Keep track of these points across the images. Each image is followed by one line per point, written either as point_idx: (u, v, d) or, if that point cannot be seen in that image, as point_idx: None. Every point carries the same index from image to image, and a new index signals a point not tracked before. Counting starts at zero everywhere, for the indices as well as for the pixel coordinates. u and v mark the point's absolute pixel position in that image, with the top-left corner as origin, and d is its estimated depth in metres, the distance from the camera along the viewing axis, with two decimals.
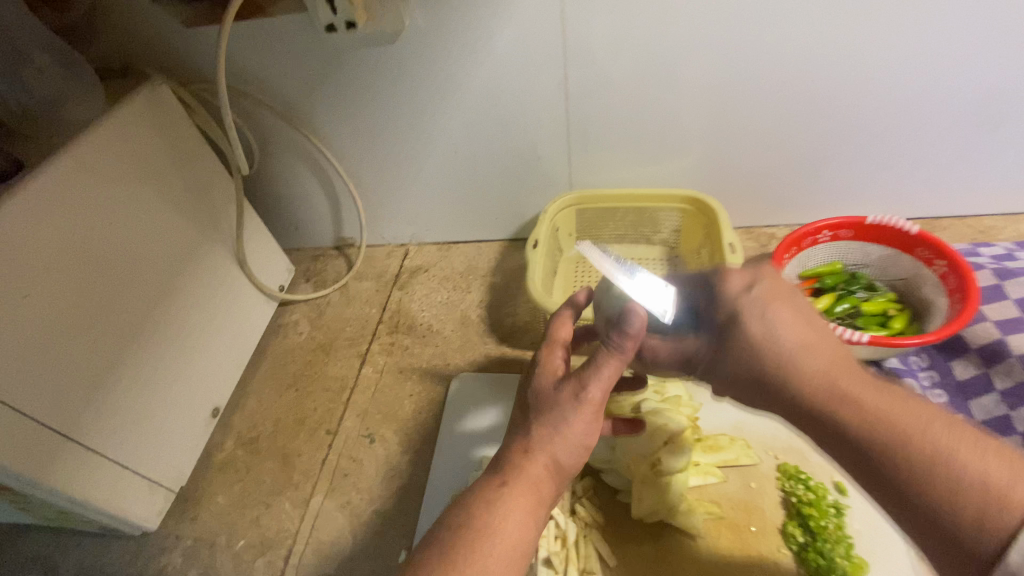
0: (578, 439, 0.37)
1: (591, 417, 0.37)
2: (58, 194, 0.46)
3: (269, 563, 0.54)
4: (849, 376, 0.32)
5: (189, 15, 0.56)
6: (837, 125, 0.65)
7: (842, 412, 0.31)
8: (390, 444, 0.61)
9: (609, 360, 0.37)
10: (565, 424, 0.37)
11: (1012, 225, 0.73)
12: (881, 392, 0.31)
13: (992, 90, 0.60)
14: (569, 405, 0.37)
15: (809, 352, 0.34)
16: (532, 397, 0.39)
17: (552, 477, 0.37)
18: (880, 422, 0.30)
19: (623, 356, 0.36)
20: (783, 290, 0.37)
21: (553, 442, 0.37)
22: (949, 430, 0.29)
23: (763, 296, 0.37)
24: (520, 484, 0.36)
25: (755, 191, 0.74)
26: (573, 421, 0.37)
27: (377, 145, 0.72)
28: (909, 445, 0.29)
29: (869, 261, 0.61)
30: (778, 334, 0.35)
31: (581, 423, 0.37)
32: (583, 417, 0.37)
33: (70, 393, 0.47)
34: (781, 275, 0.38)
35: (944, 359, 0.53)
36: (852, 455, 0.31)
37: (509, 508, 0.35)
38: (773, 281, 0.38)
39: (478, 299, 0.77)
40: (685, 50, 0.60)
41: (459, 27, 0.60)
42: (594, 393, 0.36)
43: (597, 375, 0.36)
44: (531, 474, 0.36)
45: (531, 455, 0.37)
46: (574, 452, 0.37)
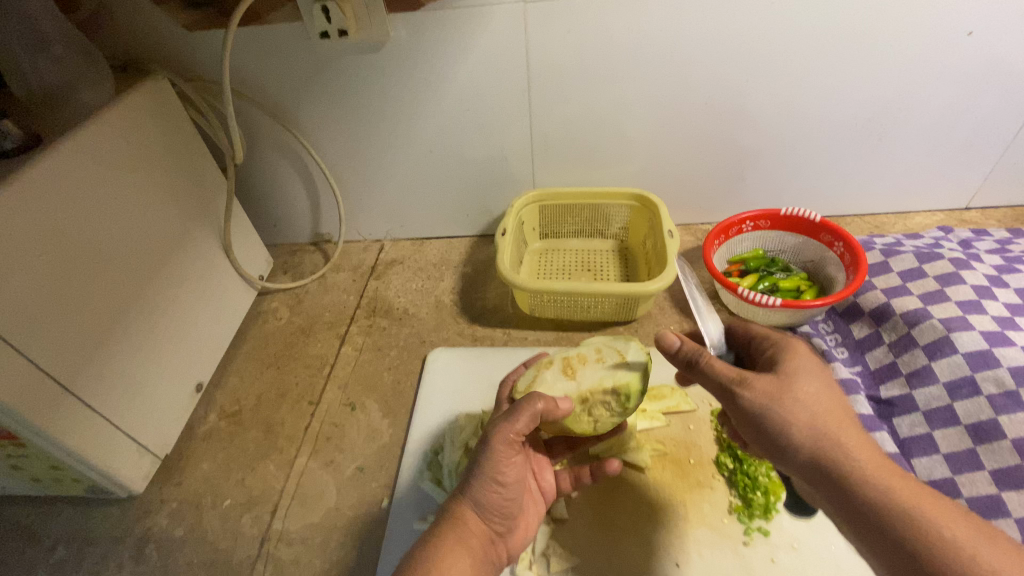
0: (494, 478, 0.44)
1: (507, 456, 0.45)
2: (58, 177, 0.52)
3: (256, 517, 0.59)
4: (883, 470, 0.37)
5: (192, 21, 0.64)
6: (755, 130, 0.76)
7: (873, 487, 0.37)
8: (370, 411, 0.68)
9: (520, 408, 0.45)
10: (487, 471, 0.45)
11: (900, 221, 0.87)
12: (909, 485, 0.36)
13: (883, 97, 0.72)
14: (484, 449, 0.45)
15: (850, 441, 0.38)
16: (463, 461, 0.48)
17: (482, 516, 0.45)
18: (913, 516, 0.35)
19: (529, 408, 0.45)
20: (817, 372, 0.41)
21: (475, 485, 0.45)
22: (965, 524, 0.35)
23: (795, 382, 0.40)
24: (451, 526, 0.43)
25: (691, 188, 0.85)
26: (495, 468, 0.45)
27: (357, 145, 0.79)
28: (938, 538, 0.34)
29: (785, 247, 0.76)
30: (821, 423, 0.38)
31: (497, 463, 0.44)
32: (499, 459, 0.44)
33: (74, 351, 0.53)
34: (812, 355, 0.41)
35: (845, 322, 0.67)
36: (881, 539, 0.36)
37: (440, 547, 0.42)
38: (807, 363, 0.41)
39: (450, 286, 0.84)
40: (630, 65, 0.69)
41: (439, 39, 0.67)
42: (503, 434, 0.44)
43: (510, 417, 0.45)
44: (461, 523, 0.44)
45: (459, 504, 0.45)
46: (495, 490, 0.45)
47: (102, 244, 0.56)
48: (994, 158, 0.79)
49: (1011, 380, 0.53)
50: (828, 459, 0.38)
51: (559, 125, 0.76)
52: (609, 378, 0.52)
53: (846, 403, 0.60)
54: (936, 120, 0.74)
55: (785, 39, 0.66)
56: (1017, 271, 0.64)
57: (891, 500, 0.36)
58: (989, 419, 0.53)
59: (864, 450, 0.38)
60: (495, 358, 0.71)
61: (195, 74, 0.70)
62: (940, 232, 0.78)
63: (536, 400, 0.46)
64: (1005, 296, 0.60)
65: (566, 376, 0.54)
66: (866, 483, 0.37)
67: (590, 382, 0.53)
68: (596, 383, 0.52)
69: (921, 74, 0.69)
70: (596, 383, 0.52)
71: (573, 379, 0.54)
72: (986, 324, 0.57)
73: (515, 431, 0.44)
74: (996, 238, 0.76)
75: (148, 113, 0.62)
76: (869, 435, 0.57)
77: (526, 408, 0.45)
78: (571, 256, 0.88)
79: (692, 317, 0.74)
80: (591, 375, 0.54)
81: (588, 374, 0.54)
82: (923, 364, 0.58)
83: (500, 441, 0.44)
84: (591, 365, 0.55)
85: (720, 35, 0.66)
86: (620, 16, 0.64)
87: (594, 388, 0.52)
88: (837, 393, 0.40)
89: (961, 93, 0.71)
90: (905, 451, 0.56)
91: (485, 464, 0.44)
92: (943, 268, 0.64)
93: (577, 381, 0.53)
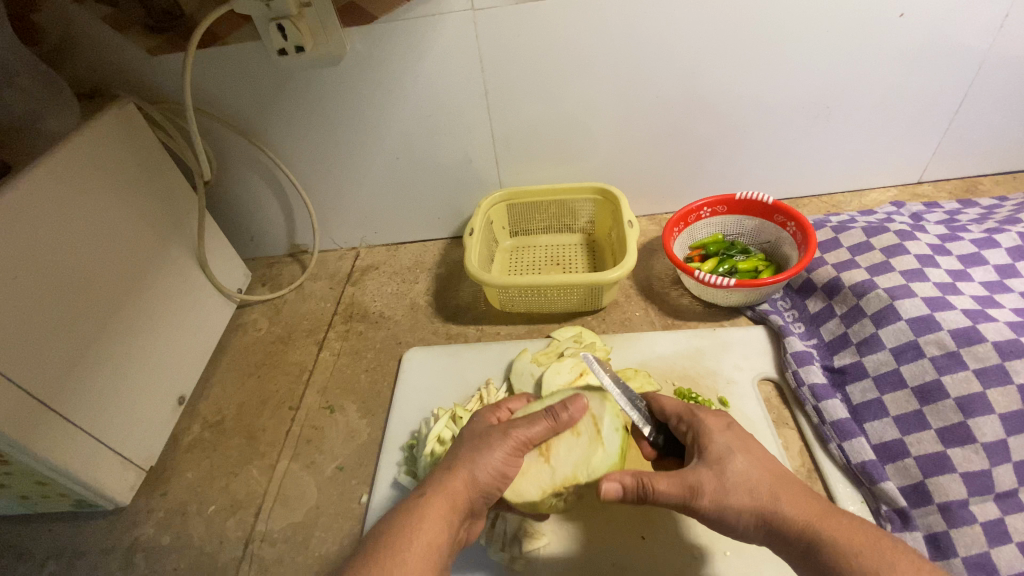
0: (498, 466, 0.47)
1: (513, 455, 0.49)
2: (29, 204, 0.54)
3: (240, 520, 0.62)
4: (814, 517, 0.41)
5: (155, 46, 0.67)
6: (709, 119, 0.79)
7: (819, 549, 0.39)
8: (349, 413, 0.70)
9: (543, 417, 0.51)
10: (489, 451, 0.47)
11: (855, 198, 0.90)
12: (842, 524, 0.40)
13: (828, 81, 0.75)
14: (499, 438, 0.48)
15: (776, 501, 0.42)
16: (467, 437, 0.51)
17: (472, 494, 0.46)
18: (853, 552, 0.38)
19: (552, 421, 0.50)
20: (732, 440, 0.46)
21: (476, 464, 0.47)
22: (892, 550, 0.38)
23: (715, 460, 0.44)
24: (441, 496, 0.45)
25: (652, 180, 0.87)
26: (496, 451, 0.48)
27: (325, 157, 0.81)
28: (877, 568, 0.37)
29: (744, 230, 0.79)
30: (746, 489, 0.43)
31: (505, 455, 0.48)
32: (508, 454, 0.48)
33: (55, 370, 0.55)
34: (719, 425, 0.47)
35: (802, 299, 0.70)
36: None
37: (429, 512, 0.43)
38: (719, 436, 0.46)
39: (424, 287, 0.86)
40: (581, 64, 0.72)
41: (397, 50, 0.69)
42: (520, 434, 0.49)
43: (531, 423, 0.50)
44: (451, 489, 0.45)
45: (454, 472, 0.46)
46: (491, 479, 0.47)
47: (78, 266, 0.58)
48: (939, 133, 0.82)
49: (951, 343, 0.55)
50: (775, 524, 0.42)
51: (519, 127, 0.79)
52: (584, 469, 0.53)
53: (801, 373, 0.62)
54: (880, 101, 0.77)
55: (728, 30, 0.69)
56: (959, 238, 0.67)
57: (841, 552, 0.39)
58: (933, 380, 0.55)
59: (801, 510, 0.41)
60: (468, 353, 0.74)
61: (162, 97, 0.72)
62: (892, 207, 0.80)
63: (560, 414, 0.51)
64: (948, 264, 0.63)
65: (542, 459, 0.54)
66: (817, 541, 0.40)
67: (566, 471, 0.53)
68: (572, 472, 0.53)
69: (861, 56, 0.72)
70: (570, 473, 0.53)
71: (549, 465, 0.54)
72: (927, 291, 0.60)
73: (529, 436, 0.49)
74: (945, 210, 0.79)
75: (117, 136, 0.65)
76: (822, 402, 0.60)
77: (549, 418, 0.50)
78: (541, 252, 0.90)
79: (656, 302, 0.77)
80: (567, 459, 0.54)
81: (564, 454, 0.54)
82: (871, 333, 0.61)
83: (514, 440, 0.49)
84: (565, 443, 0.55)
85: (666, 30, 0.68)
86: (567, 18, 0.67)
87: (569, 479, 0.53)
88: (762, 461, 0.44)
89: (901, 73, 0.74)
90: (857, 416, 0.58)
91: (496, 450, 0.48)
92: (889, 240, 0.67)
93: (554, 468, 0.53)
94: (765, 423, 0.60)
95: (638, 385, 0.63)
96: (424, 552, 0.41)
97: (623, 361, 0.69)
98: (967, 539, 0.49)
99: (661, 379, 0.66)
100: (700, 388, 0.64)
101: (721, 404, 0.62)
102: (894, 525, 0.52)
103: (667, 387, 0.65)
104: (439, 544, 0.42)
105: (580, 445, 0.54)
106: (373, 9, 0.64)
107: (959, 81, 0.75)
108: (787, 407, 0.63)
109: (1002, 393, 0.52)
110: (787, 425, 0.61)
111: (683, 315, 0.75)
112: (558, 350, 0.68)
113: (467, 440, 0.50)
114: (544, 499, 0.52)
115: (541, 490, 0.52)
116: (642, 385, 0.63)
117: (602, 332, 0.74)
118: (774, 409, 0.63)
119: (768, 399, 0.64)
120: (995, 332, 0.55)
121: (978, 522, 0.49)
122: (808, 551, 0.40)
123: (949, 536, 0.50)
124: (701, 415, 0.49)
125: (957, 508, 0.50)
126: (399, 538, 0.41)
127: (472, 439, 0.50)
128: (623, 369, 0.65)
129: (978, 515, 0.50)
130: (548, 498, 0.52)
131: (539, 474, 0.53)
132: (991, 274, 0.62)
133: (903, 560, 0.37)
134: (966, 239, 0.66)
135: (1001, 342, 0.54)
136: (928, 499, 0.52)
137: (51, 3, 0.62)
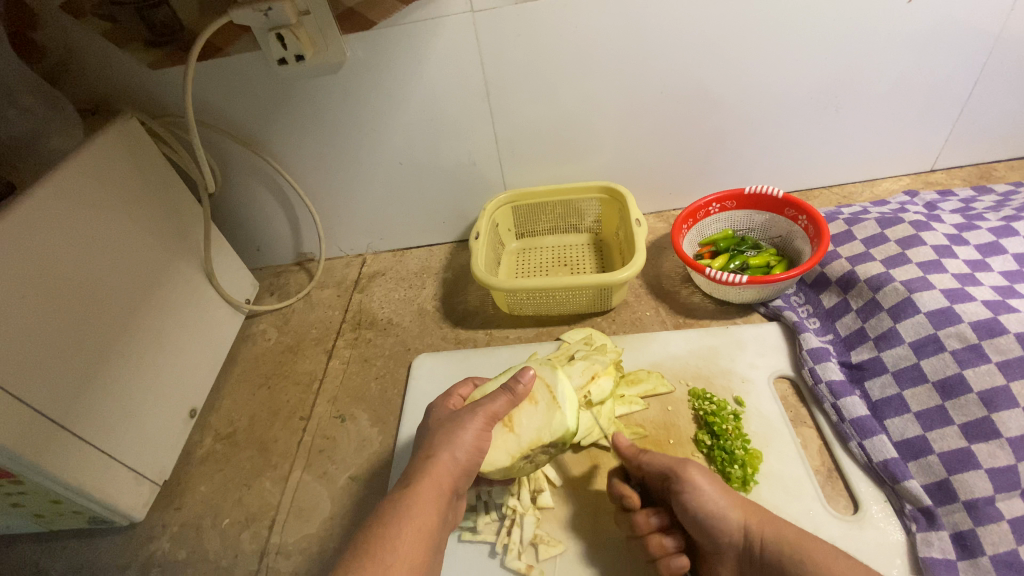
0: (473, 443, 0.48)
1: (486, 430, 0.50)
2: (35, 222, 0.54)
3: (255, 532, 0.62)
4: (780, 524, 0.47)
5: (156, 59, 0.67)
6: (716, 112, 0.77)
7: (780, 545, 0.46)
8: (360, 421, 0.70)
9: (502, 392, 0.51)
10: (461, 430, 0.48)
11: (867, 188, 0.88)
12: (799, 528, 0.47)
13: (837, 70, 0.73)
14: (469, 417, 0.49)
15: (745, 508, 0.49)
16: (438, 420, 0.51)
17: (454, 475, 0.47)
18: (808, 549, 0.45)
19: (513, 392, 0.51)
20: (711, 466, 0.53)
21: (452, 447, 0.47)
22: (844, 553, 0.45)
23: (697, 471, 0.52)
24: (424, 482, 0.45)
25: (659, 177, 0.86)
26: (467, 428, 0.48)
27: (328, 164, 0.81)
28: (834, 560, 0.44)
29: (754, 225, 0.78)
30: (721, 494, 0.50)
31: (478, 432, 0.48)
32: (480, 429, 0.49)
33: (65, 388, 0.54)
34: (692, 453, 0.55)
35: (816, 294, 0.69)
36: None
37: (415, 502, 0.44)
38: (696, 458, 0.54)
39: (432, 293, 0.86)
40: (583, 62, 0.71)
41: (396, 55, 0.68)
42: (487, 410, 0.50)
43: (493, 398, 0.51)
44: (432, 472, 0.45)
45: (432, 456, 0.46)
46: (470, 456, 0.48)
47: (86, 283, 0.58)
48: (952, 119, 0.80)
49: (973, 335, 0.54)
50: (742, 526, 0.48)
51: (522, 127, 0.78)
52: (546, 430, 0.53)
53: (817, 370, 0.61)
54: (890, 89, 0.76)
55: (733, 22, 0.67)
56: (977, 228, 0.65)
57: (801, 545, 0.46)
58: (954, 374, 0.54)
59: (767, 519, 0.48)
60: (478, 358, 0.73)
61: (165, 110, 0.72)
62: (906, 196, 0.78)
63: (516, 387, 0.51)
64: (965, 254, 0.62)
65: (507, 429, 0.54)
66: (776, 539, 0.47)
67: (530, 435, 0.53)
68: (536, 436, 0.53)
69: (871, 42, 0.70)
70: (535, 437, 0.53)
71: (513, 432, 0.54)
72: (945, 283, 0.59)
73: (496, 409, 0.50)
74: (960, 198, 0.77)
75: (120, 151, 0.64)
76: (840, 400, 0.59)
77: (507, 391, 0.51)
78: (548, 253, 0.89)
79: (667, 301, 0.76)
80: (529, 426, 0.54)
81: (526, 421, 0.54)
82: (889, 327, 0.60)
83: (484, 416, 0.49)
84: (527, 410, 0.55)
85: (669, 24, 0.67)
86: (568, 16, 0.66)
87: (533, 442, 0.53)
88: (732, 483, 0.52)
89: (912, 59, 0.72)
90: (878, 413, 0.57)
91: (469, 430, 0.48)
92: (904, 231, 0.65)
93: (518, 435, 0.53)
94: (782, 422, 0.59)
95: (652, 386, 0.63)
96: (415, 539, 0.42)
97: (635, 362, 0.68)
98: (994, 537, 0.48)
99: (674, 380, 0.65)
100: (714, 388, 0.63)
101: (737, 404, 0.61)
102: (919, 524, 0.50)
103: (681, 387, 0.64)
104: (428, 528, 0.43)
105: (540, 411, 0.55)
106: (371, 14, 0.64)
107: (972, 65, 0.73)
108: (804, 405, 0.62)
109: None
110: (804, 424, 0.60)
111: (695, 314, 0.74)
112: (568, 353, 0.67)
113: (440, 424, 0.50)
114: (514, 463, 0.53)
115: (509, 456, 0.53)
116: (656, 386, 0.63)
117: (613, 333, 0.74)
118: (790, 407, 0.62)
119: (784, 397, 0.63)
120: (1016, 322, 0.53)
121: (1005, 519, 0.48)
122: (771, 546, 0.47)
123: (976, 534, 0.48)
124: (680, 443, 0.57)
125: (983, 505, 0.49)
126: (389, 530, 0.42)
127: (444, 422, 0.50)
128: (635, 372, 0.65)
129: (1006, 512, 0.48)
130: (517, 462, 0.53)
131: (504, 443, 0.53)
132: (1010, 263, 0.61)
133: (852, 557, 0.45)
134: (984, 228, 0.65)
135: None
136: (953, 497, 0.51)
137: (52, 20, 0.62)
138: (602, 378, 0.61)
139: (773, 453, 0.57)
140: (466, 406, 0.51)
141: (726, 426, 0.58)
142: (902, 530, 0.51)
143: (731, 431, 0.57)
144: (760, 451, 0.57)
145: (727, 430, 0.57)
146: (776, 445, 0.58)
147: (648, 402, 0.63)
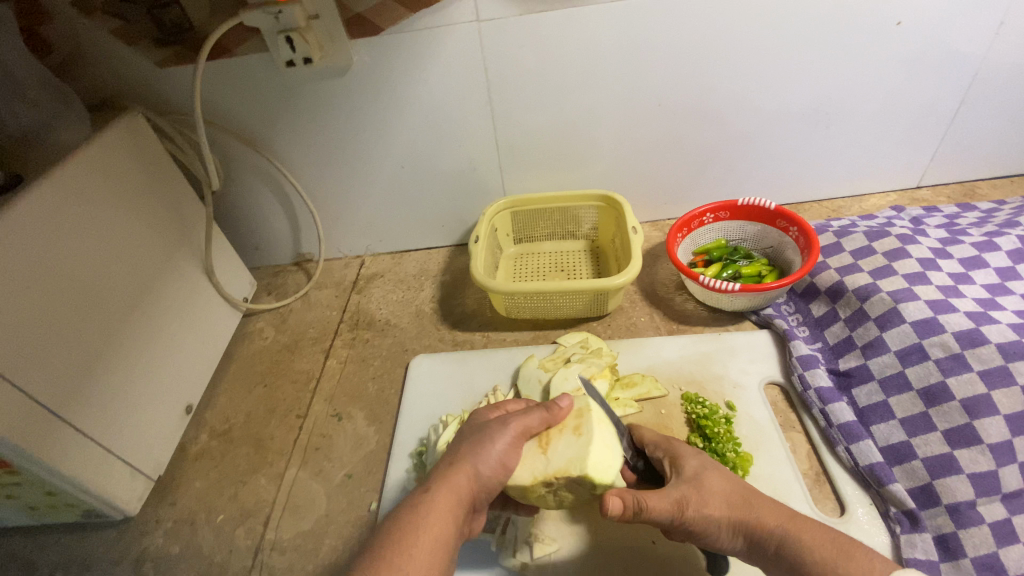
0: (501, 456, 0.48)
1: (516, 445, 0.50)
2: (41, 213, 0.54)
3: (250, 528, 0.62)
4: (802, 527, 0.43)
5: (165, 58, 0.68)
6: (711, 126, 0.80)
7: (787, 543, 0.42)
8: (356, 420, 0.71)
9: (539, 409, 0.52)
10: (490, 440, 0.49)
11: (856, 203, 0.91)
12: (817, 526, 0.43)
13: (826, 90, 0.76)
14: (501, 430, 0.49)
15: (754, 505, 0.45)
16: (464, 431, 0.52)
17: (475, 487, 0.47)
18: (816, 546, 0.41)
19: (549, 411, 0.52)
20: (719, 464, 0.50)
21: (479, 458, 0.47)
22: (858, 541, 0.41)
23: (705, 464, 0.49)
24: (446, 489, 0.45)
25: (654, 187, 0.88)
26: (496, 441, 0.49)
27: (331, 166, 0.82)
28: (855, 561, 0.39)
29: (746, 236, 0.80)
30: (722, 493, 0.46)
31: (508, 446, 0.49)
32: (509, 445, 0.49)
33: (63, 381, 0.55)
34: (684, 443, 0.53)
35: (805, 303, 0.71)
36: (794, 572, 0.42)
37: (435, 505, 0.43)
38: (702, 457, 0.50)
39: (430, 295, 0.87)
40: (584, 76, 0.73)
41: (401, 61, 0.70)
42: (519, 424, 0.50)
43: (529, 413, 0.51)
44: (453, 480, 0.46)
45: (455, 466, 0.47)
46: (495, 471, 0.48)
47: (88, 276, 0.59)
48: (937, 137, 0.83)
49: (955, 345, 0.56)
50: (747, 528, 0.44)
51: (522, 135, 0.80)
52: (578, 465, 0.48)
53: (806, 377, 0.63)
54: (878, 107, 0.78)
55: (727, 40, 0.70)
56: (960, 242, 0.68)
57: (806, 551, 0.41)
58: (938, 382, 0.56)
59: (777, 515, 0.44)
60: (475, 359, 0.74)
61: (172, 109, 0.73)
62: (892, 211, 0.81)
63: (554, 405, 0.52)
64: (949, 267, 0.64)
65: (539, 449, 0.51)
66: (790, 544, 0.42)
67: (559, 464, 0.49)
68: (566, 466, 0.49)
69: (861, 62, 0.73)
70: (564, 466, 0.49)
71: (544, 455, 0.50)
72: (929, 294, 0.61)
73: (528, 425, 0.50)
74: (944, 214, 0.79)
75: (126, 146, 0.65)
76: (828, 405, 0.60)
77: (545, 409, 0.52)
78: (546, 258, 0.91)
79: (661, 308, 0.78)
80: (563, 454, 0.50)
81: (561, 448, 0.50)
82: (875, 336, 0.62)
83: (515, 430, 0.50)
84: (568, 438, 0.51)
85: (666, 40, 0.70)
86: (570, 29, 0.68)
87: (561, 471, 0.48)
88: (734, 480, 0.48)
89: (898, 79, 0.75)
90: (865, 419, 0.59)
91: (499, 443, 0.49)
92: (890, 244, 0.68)
93: (547, 459, 0.50)
94: (771, 428, 0.61)
95: (646, 390, 0.65)
96: (434, 545, 0.41)
97: (630, 365, 0.69)
98: (975, 539, 0.49)
99: (668, 384, 0.66)
100: (707, 393, 0.65)
101: (728, 409, 0.63)
102: (903, 526, 0.52)
103: (675, 391, 0.65)
104: (445, 537, 0.42)
105: (580, 443, 0.50)
106: (378, 21, 0.65)
107: (956, 86, 0.76)
108: (794, 410, 0.63)
109: (1006, 394, 0.53)
110: (794, 429, 0.62)
111: (688, 320, 0.75)
112: (565, 356, 0.69)
113: (469, 434, 0.51)
114: (534, 486, 0.49)
115: (532, 477, 0.49)
116: (650, 390, 0.65)
117: (609, 337, 0.75)
118: (780, 413, 0.63)
119: (775, 403, 0.65)
120: (997, 333, 0.55)
121: (986, 523, 0.50)
122: (780, 552, 0.42)
123: (957, 537, 0.50)
124: (675, 442, 0.53)
125: (965, 509, 0.51)
126: (407, 534, 0.41)
127: (474, 433, 0.51)
128: (630, 375, 0.66)
129: (987, 515, 0.50)
130: (537, 487, 0.49)
131: (532, 461, 0.50)
132: (992, 276, 0.63)
133: (861, 553, 0.40)
134: (967, 243, 0.67)
135: (1004, 343, 0.54)
136: (936, 501, 0.52)
137: (62, 15, 0.63)
138: (598, 379, 0.64)
139: (763, 457, 0.59)
140: (499, 418, 0.51)
141: (717, 429, 0.59)
142: (887, 532, 0.53)
143: (723, 435, 0.59)
144: (751, 455, 0.58)
145: (719, 432, 0.59)
146: (766, 449, 0.59)
147: (643, 405, 0.65)
